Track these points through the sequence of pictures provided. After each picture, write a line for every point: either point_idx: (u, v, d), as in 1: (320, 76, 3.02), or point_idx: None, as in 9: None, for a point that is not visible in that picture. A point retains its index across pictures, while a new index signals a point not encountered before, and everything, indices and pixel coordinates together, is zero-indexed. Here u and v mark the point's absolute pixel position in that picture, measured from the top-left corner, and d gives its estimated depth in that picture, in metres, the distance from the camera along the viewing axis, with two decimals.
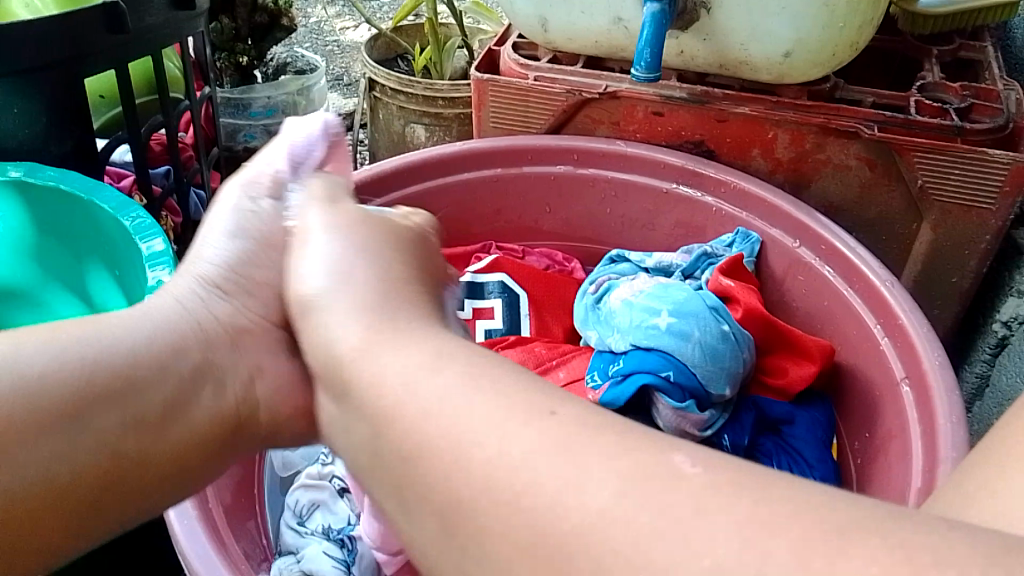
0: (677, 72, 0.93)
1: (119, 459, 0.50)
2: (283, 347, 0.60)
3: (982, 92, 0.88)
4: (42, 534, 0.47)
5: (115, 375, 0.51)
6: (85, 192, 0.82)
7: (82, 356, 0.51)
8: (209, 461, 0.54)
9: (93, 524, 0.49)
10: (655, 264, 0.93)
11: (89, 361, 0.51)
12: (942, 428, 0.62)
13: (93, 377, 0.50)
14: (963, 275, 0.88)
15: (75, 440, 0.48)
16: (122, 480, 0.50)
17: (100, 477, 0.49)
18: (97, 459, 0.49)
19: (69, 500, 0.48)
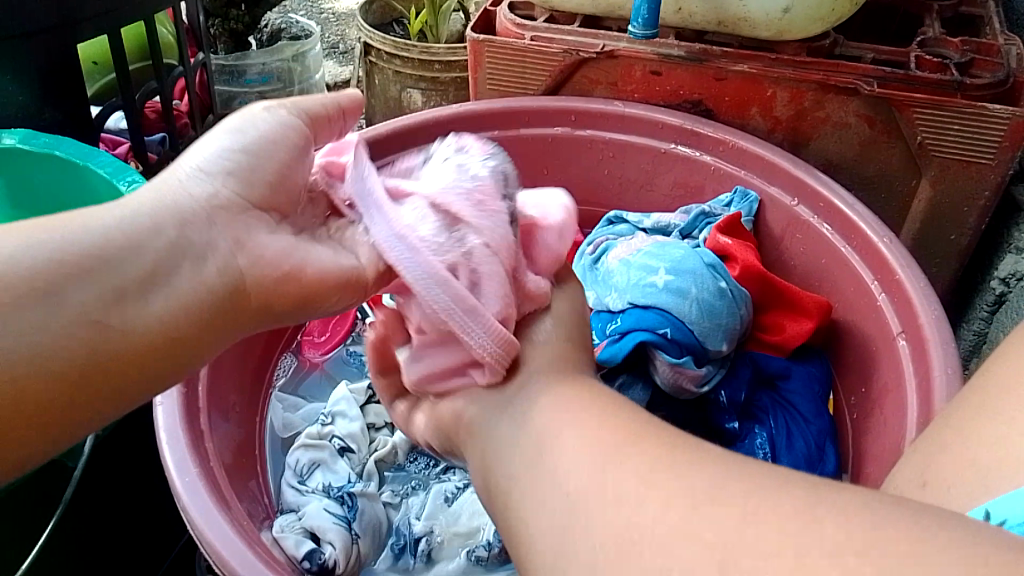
0: (674, 31, 0.92)
1: (99, 338, 0.43)
2: (258, 226, 0.53)
3: (983, 47, 0.86)
4: (22, 424, 0.41)
5: (89, 254, 0.45)
6: (80, 158, 0.82)
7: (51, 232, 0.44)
8: (205, 336, 0.49)
9: (59, 422, 0.42)
10: (653, 225, 0.93)
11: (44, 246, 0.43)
12: (937, 379, 0.63)
13: (62, 254, 0.44)
14: (962, 231, 0.87)
15: (56, 316, 0.42)
16: (94, 370, 0.43)
17: (85, 360, 0.43)
18: (80, 338, 0.43)
19: (45, 390, 0.41)
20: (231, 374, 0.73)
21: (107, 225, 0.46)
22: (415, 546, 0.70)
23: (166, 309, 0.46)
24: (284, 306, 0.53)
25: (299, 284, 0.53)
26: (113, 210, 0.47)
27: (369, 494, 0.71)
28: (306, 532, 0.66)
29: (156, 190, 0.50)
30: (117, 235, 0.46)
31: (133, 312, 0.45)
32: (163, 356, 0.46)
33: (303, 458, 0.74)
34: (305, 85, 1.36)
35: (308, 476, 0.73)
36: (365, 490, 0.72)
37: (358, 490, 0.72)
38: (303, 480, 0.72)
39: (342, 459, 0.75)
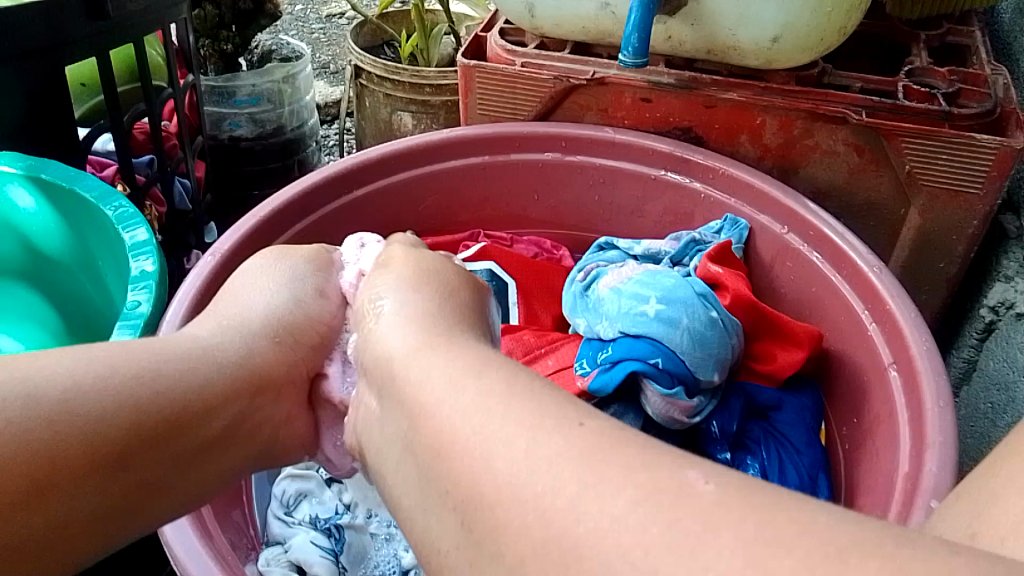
0: (665, 58, 0.92)
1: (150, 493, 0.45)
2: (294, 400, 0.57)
3: (971, 77, 0.87)
4: (68, 559, 0.42)
5: (175, 418, 0.46)
6: (66, 181, 0.81)
7: (142, 391, 0.45)
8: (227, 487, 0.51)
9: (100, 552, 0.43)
10: (644, 251, 0.93)
11: (147, 387, 0.46)
12: (929, 412, 0.62)
13: (154, 413, 0.45)
14: (950, 260, 0.88)
15: (122, 481, 0.43)
16: (141, 513, 0.45)
17: (128, 510, 0.44)
18: (132, 494, 0.44)
19: (91, 534, 0.42)
20: None
21: (185, 370, 0.48)
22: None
23: (213, 471, 0.49)
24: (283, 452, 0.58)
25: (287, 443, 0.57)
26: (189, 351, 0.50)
27: (358, 526, 0.71)
28: (292, 566, 0.65)
29: (221, 335, 0.53)
30: (198, 385, 0.48)
31: (187, 472, 0.47)
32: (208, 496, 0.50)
33: (289, 489, 0.73)
34: (295, 107, 1.35)
35: (294, 507, 0.72)
36: (354, 522, 0.71)
37: (347, 521, 0.71)
38: (290, 512, 0.71)
39: (330, 488, 0.74)
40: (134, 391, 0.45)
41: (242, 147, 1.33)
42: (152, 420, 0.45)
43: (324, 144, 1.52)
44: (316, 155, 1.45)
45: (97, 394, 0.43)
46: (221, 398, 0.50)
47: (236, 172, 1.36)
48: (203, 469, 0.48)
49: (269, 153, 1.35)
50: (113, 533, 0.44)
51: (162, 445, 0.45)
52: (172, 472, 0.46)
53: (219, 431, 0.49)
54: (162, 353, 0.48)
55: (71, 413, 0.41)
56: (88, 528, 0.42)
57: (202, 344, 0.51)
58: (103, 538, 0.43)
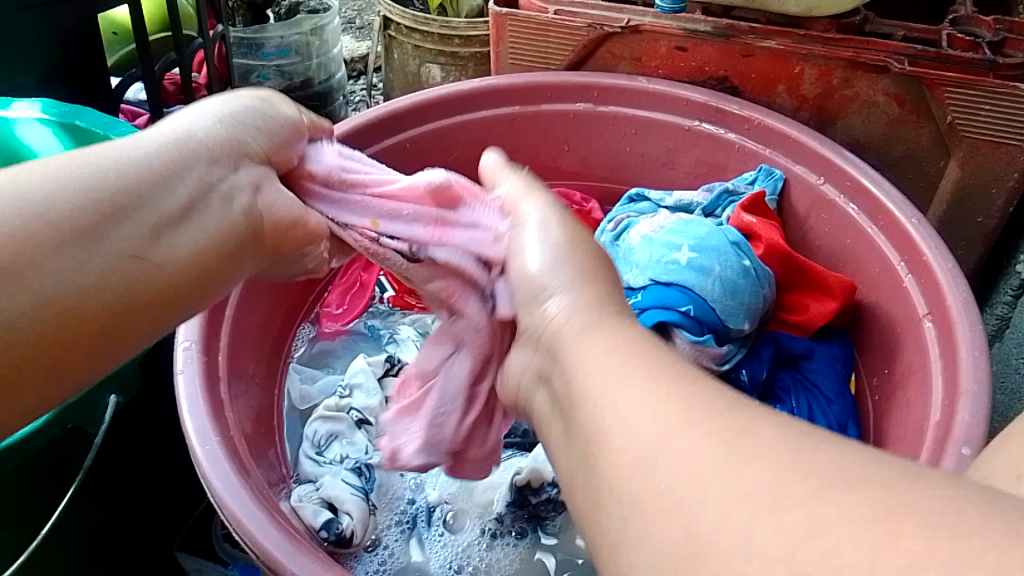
0: (702, 6, 0.91)
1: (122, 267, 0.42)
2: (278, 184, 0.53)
3: (1018, 26, 0.83)
4: (47, 356, 0.39)
5: (111, 199, 0.43)
6: (99, 127, 0.81)
7: (69, 182, 0.42)
8: (224, 262, 0.48)
9: (83, 352, 0.41)
10: (675, 203, 0.92)
11: (82, 177, 0.42)
12: (963, 361, 0.62)
13: (83, 201, 0.42)
14: (989, 214, 0.86)
15: (81, 262, 0.40)
16: (122, 308, 0.42)
17: (105, 291, 0.41)
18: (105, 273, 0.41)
19: (67, 326, 0.40)
20: (253, 343, 0.72)
21: (127, 159, 0.45)
22: (431, 514, 0.71)
23: (196, 241, 0.46)
24: (290, 241, 0.53)
25: (283, 232, 0.52)
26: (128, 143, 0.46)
27: (387, 466, 0.72)
28: (324, 503, 0.66)
29: (164, 127, 0.48)
30: (139, 169, 0.45)
31: (154, 248, 0.44)
32: (201, 289, 0.47)
33: (321, 429, 0.74)
34: (323, 59, 1.35)
35: (325, 447, 0.73)
36: (384, 462, 0.73)
37: (376, 461, 0.72)
38: (321, 451, 0.72)
39: (360, 430, 0.75)
40: (68, 183, 0.41)
41: None
42: (97, 204, 0.42)
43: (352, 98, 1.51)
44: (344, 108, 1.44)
45: (26, 188, 0.40)
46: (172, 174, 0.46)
47: None
48: (181, 241, 0.45)
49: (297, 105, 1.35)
50: (100, 320, 0.41)
51: (117, 222, 0.42)
52: (144, 245, 0.43)
53: (179, 207, 0.46)
54: (97, 149, 0.44)
55: (5, 210, 0.39)
56: (69, 319, 0.40)
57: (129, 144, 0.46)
58: (90, 334, 0.41)
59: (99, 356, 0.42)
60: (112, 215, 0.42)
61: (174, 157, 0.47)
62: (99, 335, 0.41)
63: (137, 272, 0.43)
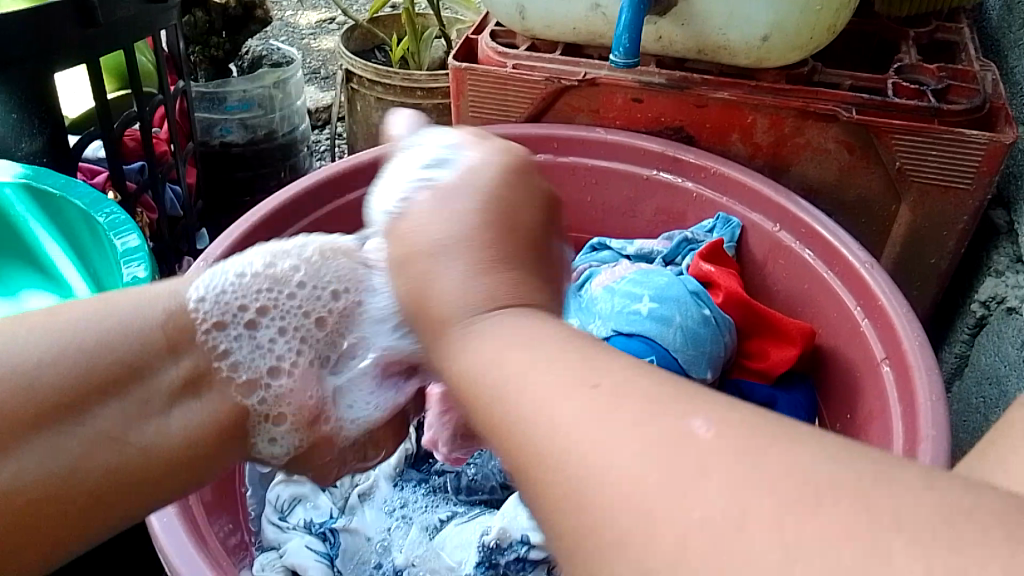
0: (656, 58, 0.93)
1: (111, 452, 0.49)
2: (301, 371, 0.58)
3: (959, 73, 0.88)
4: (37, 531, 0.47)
5: (114, 373, 0.50)
6: (57, 188, 0.81)
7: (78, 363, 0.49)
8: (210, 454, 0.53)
9: (72, 528, 0.48)
10: (636, 251, 0.93)
11: (85, 347, 0.50)
12: (921, 405, 0.63)
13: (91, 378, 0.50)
14: (942, 255, 0.88)
15: (69, 443, 0.48)
16: (107, 495, 0.49)
17: (87, 481, 0.49)
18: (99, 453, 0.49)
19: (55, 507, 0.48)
20: None
21: (135, 318, 0.52)
22: None
23: (185, 423, 0.52)
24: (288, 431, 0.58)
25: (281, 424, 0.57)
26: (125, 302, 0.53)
27: (354, 530, 0.71)
28: (287, 570, 0.65)
29: (165, 289, 0.55)
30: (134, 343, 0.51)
31: (149, 428, 0.51)
32: (182, 479, 0.52)
33: (283, 493, 0.72)
34: (286, 112, 1.35)
35: (288, 512, 0.71)
36: (350, 525, 0.71)
37: (342, 525, 0.71)
38: (284, 516, 0.70)
39: (324, 493, 0.73)
40: (71, 351, 0.49)
41: (234, 153, 1.33)
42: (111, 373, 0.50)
43: (316, 150, 1.52)
44: (308, 160, 1.45)
45: (47, 365, 0.48)
46: (186, 346, 0.54)
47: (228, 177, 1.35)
48: (171, 428, 0.52)
49: (260, 158, 1.35)
50: (86, 497, 0.49)
51: (105, 399, 0.50)
52: (124, 427, 0.50)
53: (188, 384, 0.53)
54: (108, 310, 0.52)
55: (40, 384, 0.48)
56: (55, 492, 0.48)
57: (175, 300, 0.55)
58: (72, 503, 0.48)
59: (85, 530, 0.49)
60: (102, 393, 0.50)
61: (167, 344, 0.53)
62: (86, 508, 0.49)
63: (117, 450, 0.50)
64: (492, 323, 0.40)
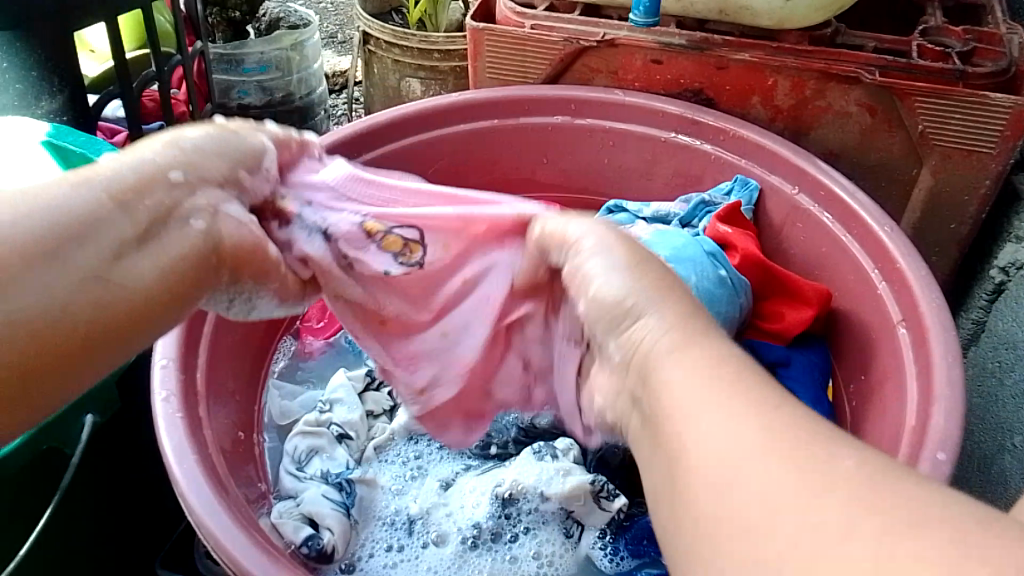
0: (675, 19, 0.92)
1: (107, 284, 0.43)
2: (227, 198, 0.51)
3: (986, 36, 0.86)
4: None
5: (78, 227, 0.43)
6: (76, 145, 0.82)
7: (50, 222, 0.42)
8: (151, 308, 0.45)
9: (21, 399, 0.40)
10: (652, 214, 0.93)
11: (37, 217, 0.42)
12: (938, 367, 0.62)
13: (52, 233, 0.42)
14: (962, 221, 0.87)
15: (68, 278, 0.41)
16: (77, 349, 0.42)
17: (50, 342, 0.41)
18: (87, 292, 0.42)
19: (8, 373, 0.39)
20: (233, 359, 0.72)
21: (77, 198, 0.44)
22: (411, 526, 0.71)
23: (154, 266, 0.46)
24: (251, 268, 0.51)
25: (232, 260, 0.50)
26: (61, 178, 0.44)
27: (368, 481, 0.73)
28: (304, 519, 0.66)
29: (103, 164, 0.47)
30: (76, 210, 0.43)
31: (126, 263, 0.44)
32: (134, 336, 0.45)
33: (301, 445, 0.74)
34: (304, 74, 1.35)
35: (306, 462, 0.73)
36: (364, 477, 0.73)
37: (357, 476, 0.73)
38: (301, 467, 0.73)
39: (340, 445, 0.76)
40: (30, 221, 0.41)
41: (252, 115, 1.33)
42: (63, 228, 0.42)
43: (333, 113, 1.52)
44: (325, 123, 1.45)
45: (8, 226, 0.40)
46: (136, 195, 0.46)
47: None
48: (138, 269, 0.45)
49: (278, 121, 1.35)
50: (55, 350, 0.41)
51: (68, 249, 0.42)
52: (102, 267, 0.43)
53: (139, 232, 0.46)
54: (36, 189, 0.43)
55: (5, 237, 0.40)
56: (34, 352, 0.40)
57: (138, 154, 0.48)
58: (28, 369, 0.40)
59: (64, 383, 0.42)
60: (61, 245, 0.42)
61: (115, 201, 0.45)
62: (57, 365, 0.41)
63: (93, 294, 0.43)
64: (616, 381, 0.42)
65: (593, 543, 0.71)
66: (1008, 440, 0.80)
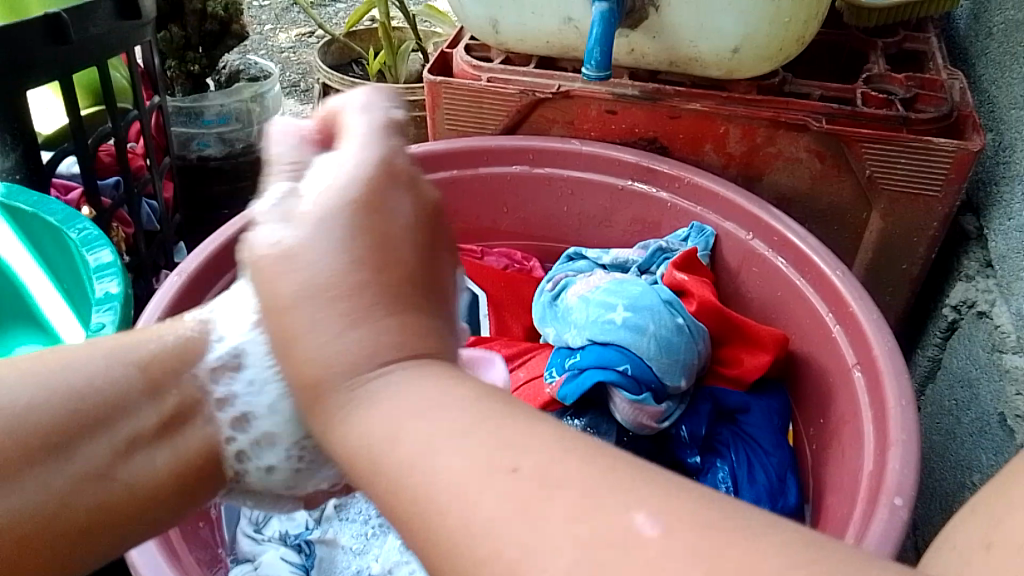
0: (628, 70, 0.94)
1: (110, 482, 0.48)
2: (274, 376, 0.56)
3: (928, 83, 0.89)
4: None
5: (102, 407, 0.49)
6: (28, 205, 0.80)
7: (61, 403, 0.48)
8: (174, 501, 0.50)
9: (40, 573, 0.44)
10: (612, 260, 0.94)
11: (50, 394, 0.47)
12: (892, 410, 0.63)
13: (66, 416, 0.48)
14: (912, 261, 0.89)
15: (68, 470, 0.47)
16: (97, 522, 0.47)
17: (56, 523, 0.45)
18: (90, 485, 0.47)
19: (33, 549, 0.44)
20: None
21: (100, 372, 0.50)
22: None
23: (156, 463, 0.50)
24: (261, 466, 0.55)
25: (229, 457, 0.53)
26: (82, 353, 0.50)
27: (328, 540, 0.72)
28: None
29: (108, 339, 0.53)
30: (105, 389, 0.50)
31: (133, 461, 0.49)
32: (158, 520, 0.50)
33: None
34: (264, 126, 1.35)
35: (264, 524, 0.71)
36: (324, 537, 0.72)
37: (317, 536, 0.72)
38: (260, 528, 0.71)
39: None
40: (46, 402, 0.47)
41: (212, 167, 1.32)
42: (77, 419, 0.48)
43: None
44: (286, 173, 1.45)
45: (34, 401, 0.46)
46: (163, 387, 0.52)
47: (206, 192, 1.35)
48: (147, 462, 0.50)
49: (239, 172, 1.35)
50: (71, 530, 0.46)
51: (89, 437, 0.48)
52: (108, 464, 0.48)
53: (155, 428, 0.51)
54: (56, 356, 0.49)
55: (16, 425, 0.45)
56: (42, 526, 0.45)
57: (161, 331, 0.54)
58: (53, 546, 0.45)
59: (70, 558, 0.46)
60: (76, 434, 0.48)
61: (146, 385, 0.52)
62: (75, 541, 0.46)
63: (104, 490, 0.47)
64: (399, 376, 0.39)
65: None
66: (968, 477, 0.81)
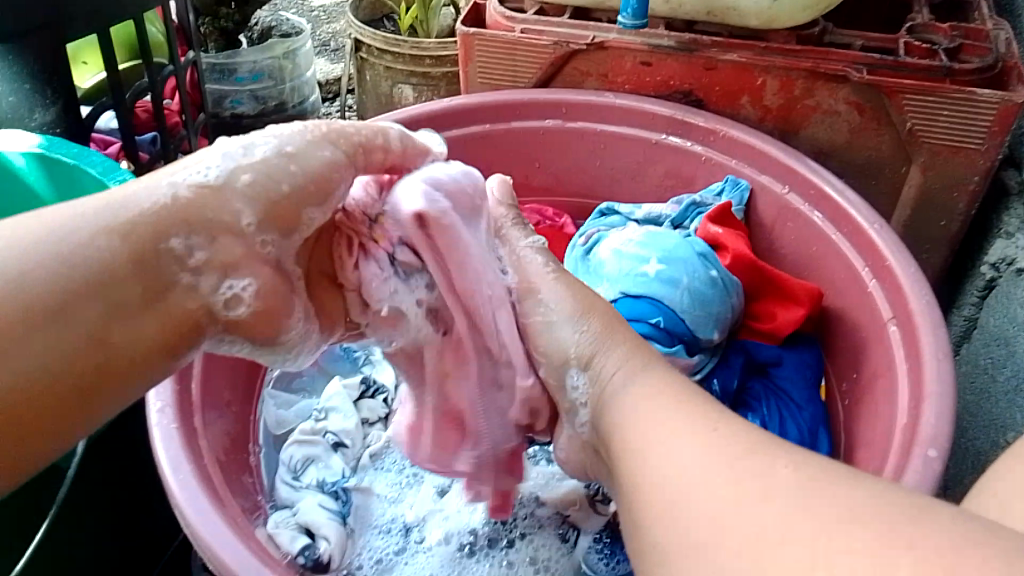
0: (664, 21, 0.92)
1: (104, 347, 0.46)
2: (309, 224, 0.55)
3: (972, 33, 0.86)
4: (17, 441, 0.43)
5: (90, 276, 0.46)
6: (70, 157, 0.82)
7: (52, 270, 0.45)
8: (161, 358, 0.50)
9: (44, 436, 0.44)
10: (644, 215, 0.93)
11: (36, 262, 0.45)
12: (927, 363, 0.63)
13: (51, 283, 0.45)
14: (952, 217, 0.88)
15: (66, 339, 0.45)
16: (93, 385, 0.46)
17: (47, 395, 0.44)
18: (88, 350, 0.46)
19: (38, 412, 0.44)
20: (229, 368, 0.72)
21: (84, 235, 0.47)
22: (407, 533, 0.72)
23: (143, 327, 0.48)
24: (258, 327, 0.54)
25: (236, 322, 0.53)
26: (63, 216, 0.47)
27: (364, 489, 0.74)
28: (300, 527, 0.67)
29: (106, 194, 0.50)
30: (94, 259, 0.47)
31: (126, 325, 0.47)
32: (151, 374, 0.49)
33: (297, 454, 0.74)
34: (297, 83, 1.35)
35: (301, 472, 0.73)
36: (360, 485, 0.74)
37: (352, 484, 0.74)
38: (297, 476, 0.73)
39: (336, 453, 0.76)
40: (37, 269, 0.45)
41: (246, 124, 1.33)
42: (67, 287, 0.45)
43: (327, 121, 1.52)
44: None
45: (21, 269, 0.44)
46: (159, 249, 0.49)
47: None
48: (137, 326, 0.48)
49: None
50: (61, 390, 0.45)
51: (83, 303, 0.46)
52: (103, 326, 0.46)
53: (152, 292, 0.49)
54: (39, 220, 0.47)
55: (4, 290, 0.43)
56: (42, 392, 0.44)
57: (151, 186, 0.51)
58: (55, 408, 0.44)
59: (72, 427, 0.46)
60: (69, 300, 0.45)
61: (132, 252, 0.48)
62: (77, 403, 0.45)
63: (99, 350, 0.46)
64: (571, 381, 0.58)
65: (588, 549, 0.69)
66: (1001, 436, 0.80)
